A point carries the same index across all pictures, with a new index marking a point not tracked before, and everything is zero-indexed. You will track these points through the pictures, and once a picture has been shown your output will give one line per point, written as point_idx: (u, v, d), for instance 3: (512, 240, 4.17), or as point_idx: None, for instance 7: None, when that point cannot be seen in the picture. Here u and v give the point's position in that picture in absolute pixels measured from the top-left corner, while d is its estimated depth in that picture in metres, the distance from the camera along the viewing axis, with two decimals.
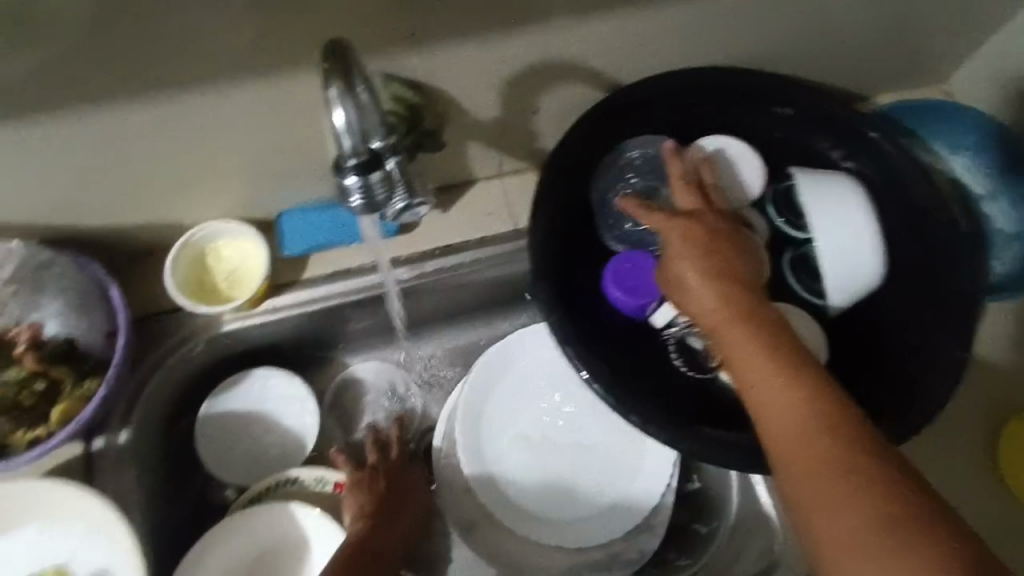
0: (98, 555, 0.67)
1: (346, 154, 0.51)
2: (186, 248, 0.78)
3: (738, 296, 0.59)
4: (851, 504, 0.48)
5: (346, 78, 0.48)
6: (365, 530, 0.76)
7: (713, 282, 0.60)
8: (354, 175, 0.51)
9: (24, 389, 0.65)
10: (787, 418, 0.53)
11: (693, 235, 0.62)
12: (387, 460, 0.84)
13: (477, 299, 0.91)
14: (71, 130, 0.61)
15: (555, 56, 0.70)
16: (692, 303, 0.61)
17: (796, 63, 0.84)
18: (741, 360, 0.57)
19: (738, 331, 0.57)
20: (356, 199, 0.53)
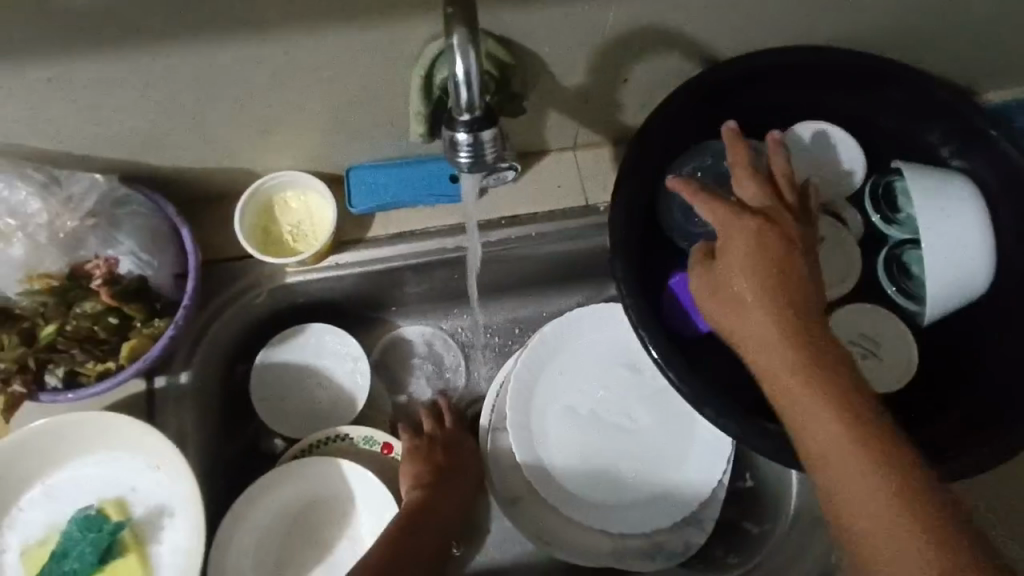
0: (156, 490, 0.68)
1: (461, 108, 0.48)
2: (257, 195, 0.78)
3: (798, 325, 0.54)
4: (888, 529, 0.47)
5: (468, 25, 0.45)
6: (421, 495, 0.78)
7: (769, 305, 0.55)
8: (466, 130, 0.48)
9: (98, 321, 0.65)
10: (833, 451, 0.50)
11: (755, 250, 0.57)
12: (445, 429, 0.85)
13: (538, 274, 0.89)
14: (159, 63, 0.60)
15: (655, 22, 0.66)
16: (743, 327, 0.56)
17: (909, 51, 0.77)
18: (794, 398, 0.53)
19: (786, 351, 0.54)
20: (464, 156, 0.50)
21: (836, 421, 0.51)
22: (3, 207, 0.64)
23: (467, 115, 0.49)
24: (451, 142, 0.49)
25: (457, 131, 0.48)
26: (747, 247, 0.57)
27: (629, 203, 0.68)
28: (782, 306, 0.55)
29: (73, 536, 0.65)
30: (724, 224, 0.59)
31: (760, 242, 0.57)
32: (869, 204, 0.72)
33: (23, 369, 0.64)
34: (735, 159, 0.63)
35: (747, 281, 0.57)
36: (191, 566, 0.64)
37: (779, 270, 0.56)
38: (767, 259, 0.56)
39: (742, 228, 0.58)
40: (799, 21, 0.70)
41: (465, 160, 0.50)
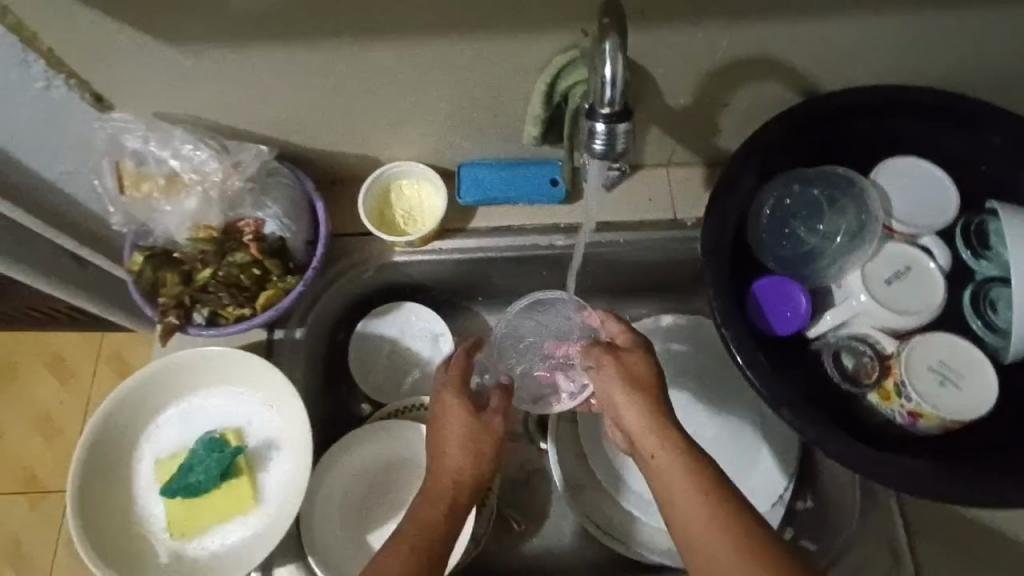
0: (272, 426, 0.77)
1: (603, 103, 0.54)
2: (380, 180, 0.87)
3: (660, 409, 0.66)
4: (693, 474, 0.61)
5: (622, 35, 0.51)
6: (439, 527, 0.63)
7: (635, 392, 0.67)
8: (604, 121, 0.55)
9: (245, 271, 0.76)
10: (659, 434, 0.65)
11: (637, 368, 0.69)
12: (472, 427, 0.68)
13: (618, 281, 0.94)
14: (324, 58, 0.70)
15: (764, 51, 0.72)
16: (633, 370, 0.69)
17: (1010, 97, 0.79)
18: (673, 476, 0.62)
19: (631, 374, 0.68)
20: (598, 144, 0.56)
21: (679, 461, 0.62)
22: (189, 165, 0.75)
23: (606, 109, 0.55)
24: (589, 131, 0.56)
25: (596, 121, 0.55)
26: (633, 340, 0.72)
27: (723, 215, 0.73)
28: (643, 386, 0.67)
29: (199, 454, 0.75)
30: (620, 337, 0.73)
31: (641, 358, 0.70)
32: (960, 239, 0.74)
33: (178, 305, 0.75)
34: (608, 325, 0.75)
35: (632, 372, 0.68)
36: (294, 496, 0.72)
37: (653, 377, 0.68)
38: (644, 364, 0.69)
39: (629, 355, 0.71)
40: (903, 59, 0.74)
41: (598, 147, 0.57)
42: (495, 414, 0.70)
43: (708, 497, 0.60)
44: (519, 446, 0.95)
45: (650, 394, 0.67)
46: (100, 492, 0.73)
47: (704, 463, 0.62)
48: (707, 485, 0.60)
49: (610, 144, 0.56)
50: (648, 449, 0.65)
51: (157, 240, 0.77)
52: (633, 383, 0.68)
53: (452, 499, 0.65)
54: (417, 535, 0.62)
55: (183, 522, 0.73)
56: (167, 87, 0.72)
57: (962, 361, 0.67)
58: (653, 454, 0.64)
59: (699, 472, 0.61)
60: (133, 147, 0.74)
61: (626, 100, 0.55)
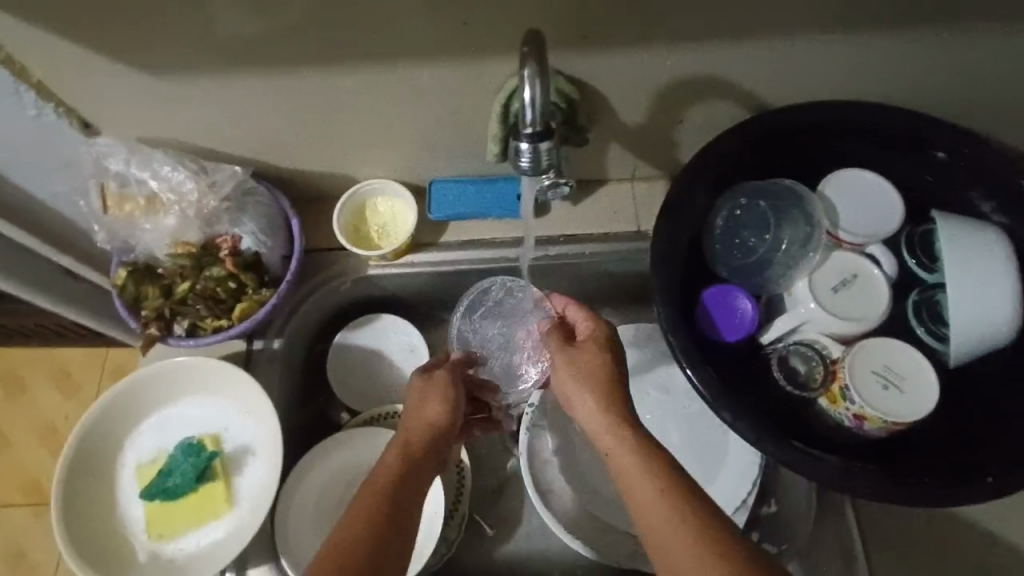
0: (246, 433, 0.81)
1: (526, 124, 0.60)
2: (354, 198, 0.92)
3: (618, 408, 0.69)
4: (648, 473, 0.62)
5: (539, 63, 0.56)
6: (395, 472, 0.65)
7: (590, 388, 0.70)
8: (529, 141, 0.61)
9: (221, 284, 0.80)
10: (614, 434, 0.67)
11: (599, 365, 0.72)
12: (420, 383, 0.75)
13: (588, 291, 0.98)
14: (293, 85, 0.74)
15: (709, 71, 0.75)
16: (587, 365, 0.72)
17: (953, 110, 0.83)
18: (630, 474, 0.63)
19: (585, 367, 0.72)
20: (525, 160, 0.63)
21: (649, 466, 0.63)
22: (167, 185, 0.80)
23: (530, 130, 0.61)
24: (516, 150, 0.63)
25: (522, 142, 0.61)
26: (599, 335, 0.74)
27: (673, 228, 0.76)
28: (608, 387, 0.70)
29: (177, 458, 0.79)
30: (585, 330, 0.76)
31: (603, 355, 0.73)
32: (905, 249, 0.77)
33: (159, 317, 0.80)
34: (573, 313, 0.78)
35: (592, 369, 0.71)
36: (265, 498, 0.76)
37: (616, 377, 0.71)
38: (608, 363, 0.72)
39: (587, 345, 0.74)
40: (845, 76, 0.77)
41: (525, 163, 0.64)
42: (443, 369, 0.77)
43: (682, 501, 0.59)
44: (492, 452, 0.98)
45: (607, 392, 0.70)
46: (82, 496, 0.77)
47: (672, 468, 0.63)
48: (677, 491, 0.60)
49: (535, 161, 0.63)
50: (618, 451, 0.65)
51: (139, 255, 0.83)
52: (584, 374, 0.71)
53: (406, 443, 0.69)
54: (374, 479, 0.64)
55: (161, 524, 0.77)
56: (147, 113, 0.76)
57: (902, 364, 0.70)
58: (623, 455, 0.64)
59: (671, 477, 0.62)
60: (116, 169, 0.79)
61: (547, 121, 0.60)
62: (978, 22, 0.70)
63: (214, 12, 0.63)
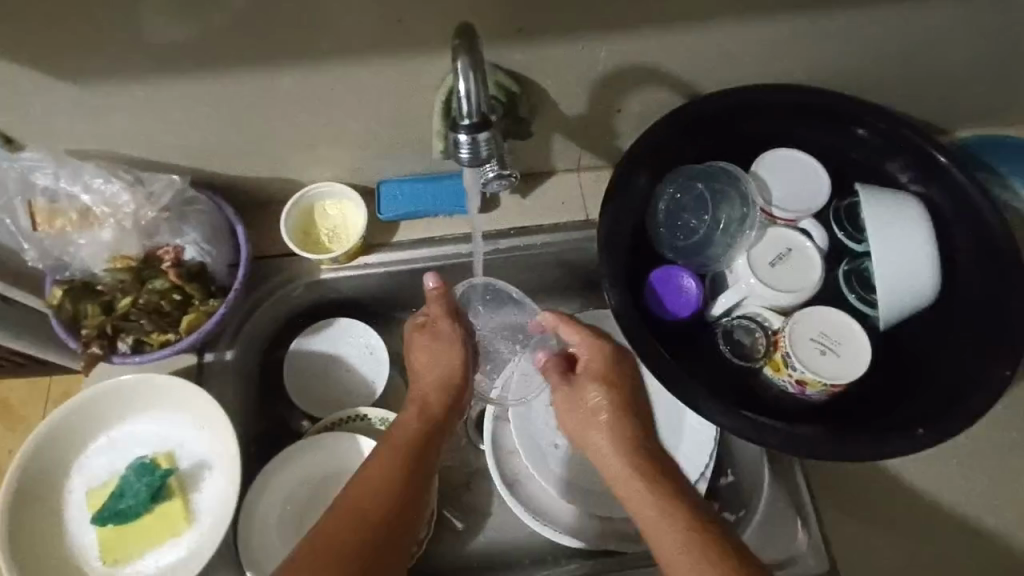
0: (201, 448, 0.79)
1: (462, 115, 0.60)
2: (301, 203, 0.90)
3: (631, 445, 0.79)
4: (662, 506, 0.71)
5: (470, 54, 0.57)
6: (415, 435, 0.80)
7: (596, 416, 0.82)
8: (466, 132, 0.61)
9: (165, 296, 0.78)
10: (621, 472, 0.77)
11: (602, 402, 0.83)
12: (429, 343, 0.87)
13: (543, 282, 0.99)
14: (229, 89, 0.73)
15: (642, 60, 0.78)
16: (587, 396, 0.84)
17: (870, 89, 0.88)
18: (643, 508, 0.72)
19: (580, 394, 0.85)
20: (464, 152, 0.62)
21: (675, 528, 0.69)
22: (99, 198, 0.77)
23: (467, 121, 0.61)
24: (454, 142, 0.62)
25: (460, 133, 0.61)
26: (605, 372, 0.85)
27: (618, 212, 0.79)
28: (620, 425, 0.81)
29: (129, 480, 0.76)
30: (591, 368, 0.86)
31: (606, 392, 0.83)
32: (834, 221, 0.81)
33: (100, 335, 0.77)
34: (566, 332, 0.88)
35: (602, 405, 0.83)
36: (225, 512, 0.74)
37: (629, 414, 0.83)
38: (617, 396, 0.84)
39: (588, 369, 0.85)
40: (769, 60, 0.81)
41: (465, 155, 0.63)
42: (442, 324, 0.88)
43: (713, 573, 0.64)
44: (458, 448, 0.98)
45: (619, 426, 0.81)
46: (28, 525, 0.74)
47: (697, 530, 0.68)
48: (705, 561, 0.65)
49: (475, 153, 0.62)
50: (640, 503, 0.73)
51: (75, 273, 0.79)
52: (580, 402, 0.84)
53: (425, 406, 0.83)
54: (395, 439, 0.79)
55: (116, 548, 0.74)
56: (75, 123, 0.74)
57: (837, 328, 0.74)
58: (651, 511, 0.71)
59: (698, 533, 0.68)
60: (44, 183, 0.76)
61: (483, 112, 0.60)
62: (884, 4, 0.74)
63: (141, 12, 0.62)
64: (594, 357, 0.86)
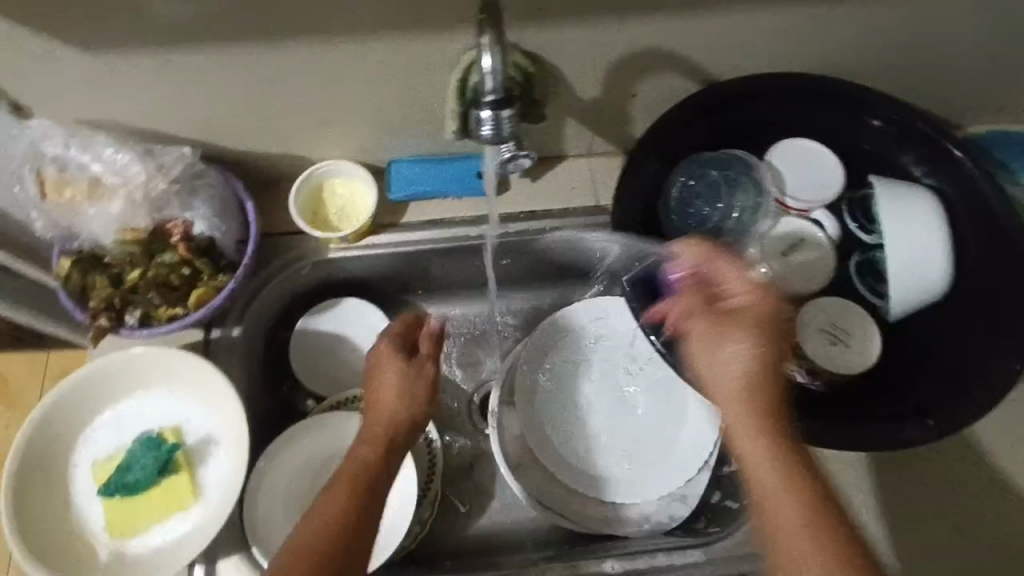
0: (208, 423, 0.78)
1: (486, 92, 0.61)
2: (311, 181, 0.90)
3: (769, 424, 0.62)
4: (792, 485, 0.59)
5: (496, 32, 0.58)
6: (371, 466, 0.68)
7: (743, 378, 0.63)
8: (489, 109, 0.62)
9: (174, 271, 0.78)
10: (751, 443, 0.61)
11: (753, 362, 0.64)
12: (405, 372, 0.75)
13: (552, 268, 0.99)
14: (240, 62, 0.72)
15: (659, 45, 0.78)
16: (738, 347, 0.64)
17: (886, 81, 0.88)
18: (767, 479, 0.60)
19: (732, 345, 0.65)
20: (487, 129, 0.64)
21: (797, 493, 0.58)
22: (110, 169, 0.76)
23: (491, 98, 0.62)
24: (478, 118, 0.63)
25: (484, 109, 0.62)
26: (764, 321, 0.65)
27: (630, 200, 0.80)
28: (766, 390, 0.63)
29: (136, 453, 0.76)
30: (746, 312, 0.66)
31: (758, 348, 0.64)
32: (847, 212, 0.81)
33: (108, 308, 0.77)
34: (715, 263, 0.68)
35: (750, 359, 0.64)
36: (232, 487, 0.74)
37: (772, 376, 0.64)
38: (773, 352, 0.64)
39: (742, 317, 0.65)
40: (786, 48, 0.80)
41: (487, 132, 0.64)
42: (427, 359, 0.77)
43: (835, 543, 0.56)
44: (463, 431, 0.99)
45: (763, 396, 0.63)
46: (34, 494, 0.74)
47: (823, 498, 0.58)
48: (822, 525, 0.57)
49: (497, 130, 0.63)
50: (768, 467, 0.60)
51: (84, 244, 0.79)
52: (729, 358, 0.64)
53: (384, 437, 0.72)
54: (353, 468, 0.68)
55: (122, 521, 0.74)
56: (85, 92, 0.73)
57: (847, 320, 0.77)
58: (779, 486, 0.59)
59: (825, 522, 0.57)
60: (54, 153, 0.75)
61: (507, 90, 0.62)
62: None
63: None
64: (753, 300, 0.66)
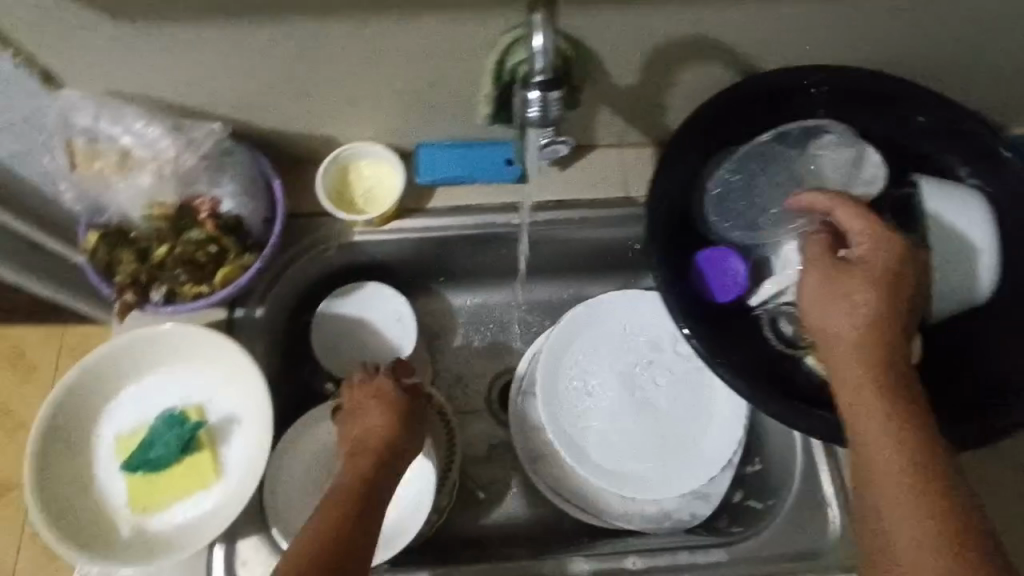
0: (232, 403, 0.78)
1: (536, 72, 0.61)
2: (337, 161, 0.88)
3: (881, 368, 0.64)
4: (894, 429, 0.61)
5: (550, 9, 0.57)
6: (355, 483, 0.67)
7: (862, 323, 0.65)
8: (538, 90, 0.61)
9: (201, 248, 0.78)
10: (857, 385, 0.64)
11: (870, 308, 0.65)
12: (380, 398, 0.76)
13: (577, 259, 0.98)
14: (276, 38, 0.71)
15: (703, 32, 0.75)
16: (859, 292, 0.66)
17: (933, 77, 0.85)
18: (868, 420, 0.62)
19: (853, 290, 0.66)
20: (534, 111, 0.63)
21: (907, 446, 0.60)
22: (140, 143, 0.76)
23: (540, 78, 0.61)
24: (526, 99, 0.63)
25: (533, 90, 0.62)
26: (885, 274, 0.66)
27: (665, 191, 0.78)
28: (881, 343, 0.64)
29: (159, 430, 0.76)
30: (868, 265, 0.67)
31: (878, 293, 0.65)
32: (889, 210, 0.79)
33: (134, 283, 0.76)
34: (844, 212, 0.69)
35: (869, 304, 0.65)
36: (256, 467, 0.74)
37: (890, 324, 0.65)
38: (891, 307, 0.65)
39: (866, 264, 0.67)
40: (834, 40, 0.78)
41: (535, 113, 0.63)
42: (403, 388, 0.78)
43: (931, 489, 0.58)
44: (482, 420, 0.98)
45: (878, 341, 0.65)
46: (58, 467, 0.74)
47: (929, 448, 0.60)
48: (927, 477, 0.59)
49: (545, 112, 0.63)
50: (879, 417, 0.62)
51: (112, 218, 0.79)
52: (849, 302, 0.66)
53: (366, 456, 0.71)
54: (338, 487, 0.67)
55: (145, 497, 0.74)
56: (117, 66, 0.72)
57: None
58: (882, 429, 0.61)
59: (926, 467, 0.59)
60: (83, 126, 0.74)
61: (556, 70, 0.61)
62: None
63: None
64: (878, 251, 0.67)
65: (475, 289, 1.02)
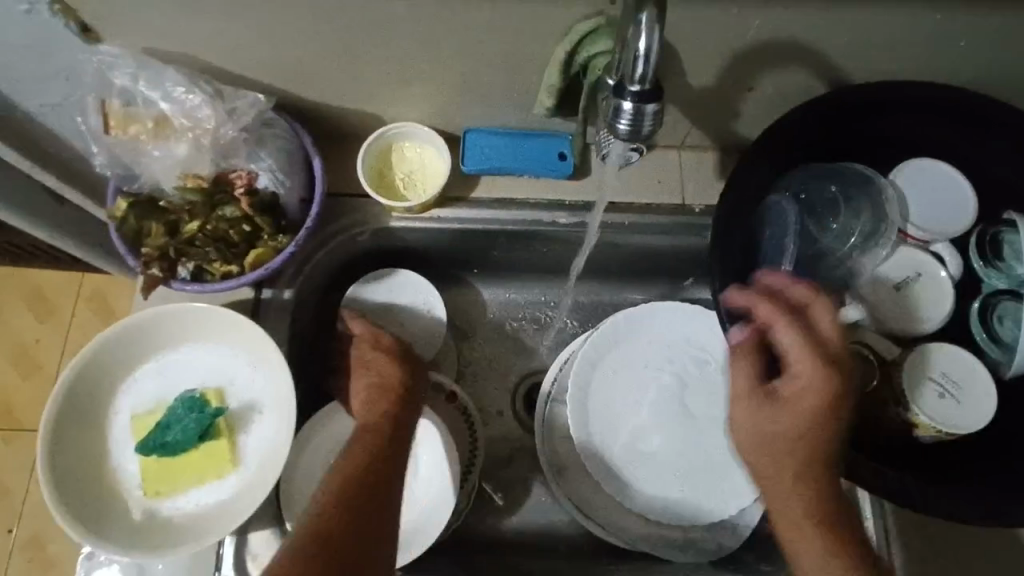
0: (254, 389, 0.75)
1: (633, 80, 0.55)
2: (379, 141, 0.83)
3: (811, 487, 0.62)
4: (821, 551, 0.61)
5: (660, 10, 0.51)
6: (378, 431, 0.72)
7: (790, 451, 0.62)
8: (632, 100, 0.56)
9: (235, 227, 0.73)
10: (786, 507, 0.63)
11: (800, 435, 0.62)
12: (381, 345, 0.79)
13: (620, 263, 0.92)
14: (332, 6, 0.65)
15: (795, 36, 0.68)
16: (786, 424, 0.62)
17: None
18: (796, 542, 0.62)
19: (778, 423, 0.62)
20: (624, 123, 0.57)
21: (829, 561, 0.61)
22: (179, 109, 0.72)
23: (636, 87, 0.55)
24: (616, 109, 0.56)
25: (625, 99, 0.56)
26: (817, 405, 0.61)
27: (738, 203, 0.72)
28: (810, 464, 0.62)
29: (177, 412, 0.72)
30: (795, 393, 0.62)
31: (806, 424, 0.61)
32: (974, 248, 0.74)
33: (162, 257, 0.72)
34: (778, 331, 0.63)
35: (800, 434, 0.62)
36: (274, 460, 0.71)
37: (820, 447, 0.62)
38: (822, 429, 0.62)
39: (796, 390, 0.62)
40: (938, 55, 0.71)
41: (624, 127, 0.57)
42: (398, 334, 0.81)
43: None
44: (506, 422, 0.94)
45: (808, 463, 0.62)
46: (70, 439, 0.71)
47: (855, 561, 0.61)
48: None
49: (636, 124, 0.56)
50: (802, 539, 0.62)
51: (143, 186, 0.75)
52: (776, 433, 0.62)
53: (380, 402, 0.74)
54: (362, 437, 0.71)
55: (157, 480, 0.71)
56: (161, 23, 0.67)
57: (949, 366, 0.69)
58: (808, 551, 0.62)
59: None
60: (122, 84, 0.70)
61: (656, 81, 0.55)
62: None
63: None
64: (810, 377, 0.61)
65: (510, 284, 0.97)
